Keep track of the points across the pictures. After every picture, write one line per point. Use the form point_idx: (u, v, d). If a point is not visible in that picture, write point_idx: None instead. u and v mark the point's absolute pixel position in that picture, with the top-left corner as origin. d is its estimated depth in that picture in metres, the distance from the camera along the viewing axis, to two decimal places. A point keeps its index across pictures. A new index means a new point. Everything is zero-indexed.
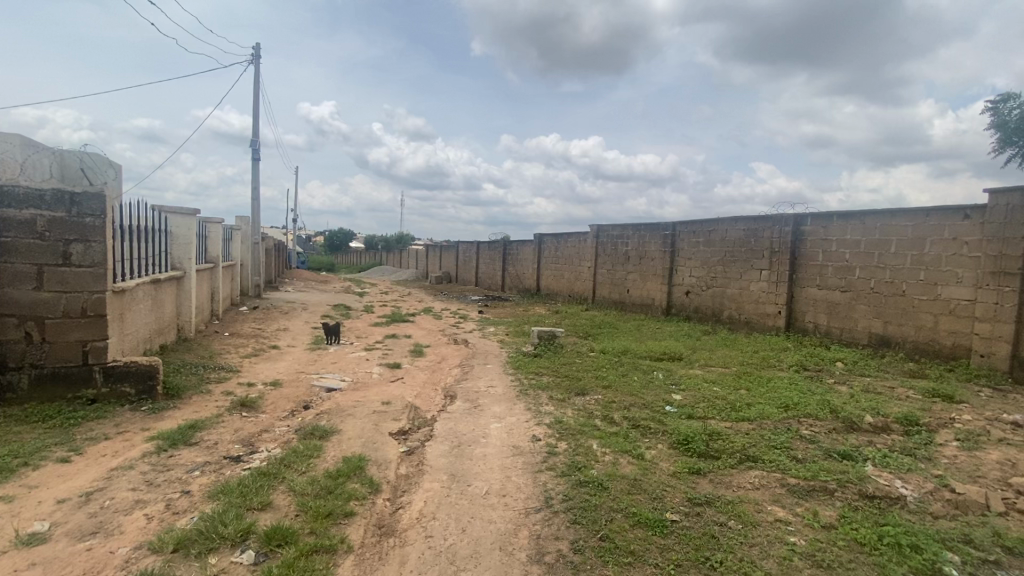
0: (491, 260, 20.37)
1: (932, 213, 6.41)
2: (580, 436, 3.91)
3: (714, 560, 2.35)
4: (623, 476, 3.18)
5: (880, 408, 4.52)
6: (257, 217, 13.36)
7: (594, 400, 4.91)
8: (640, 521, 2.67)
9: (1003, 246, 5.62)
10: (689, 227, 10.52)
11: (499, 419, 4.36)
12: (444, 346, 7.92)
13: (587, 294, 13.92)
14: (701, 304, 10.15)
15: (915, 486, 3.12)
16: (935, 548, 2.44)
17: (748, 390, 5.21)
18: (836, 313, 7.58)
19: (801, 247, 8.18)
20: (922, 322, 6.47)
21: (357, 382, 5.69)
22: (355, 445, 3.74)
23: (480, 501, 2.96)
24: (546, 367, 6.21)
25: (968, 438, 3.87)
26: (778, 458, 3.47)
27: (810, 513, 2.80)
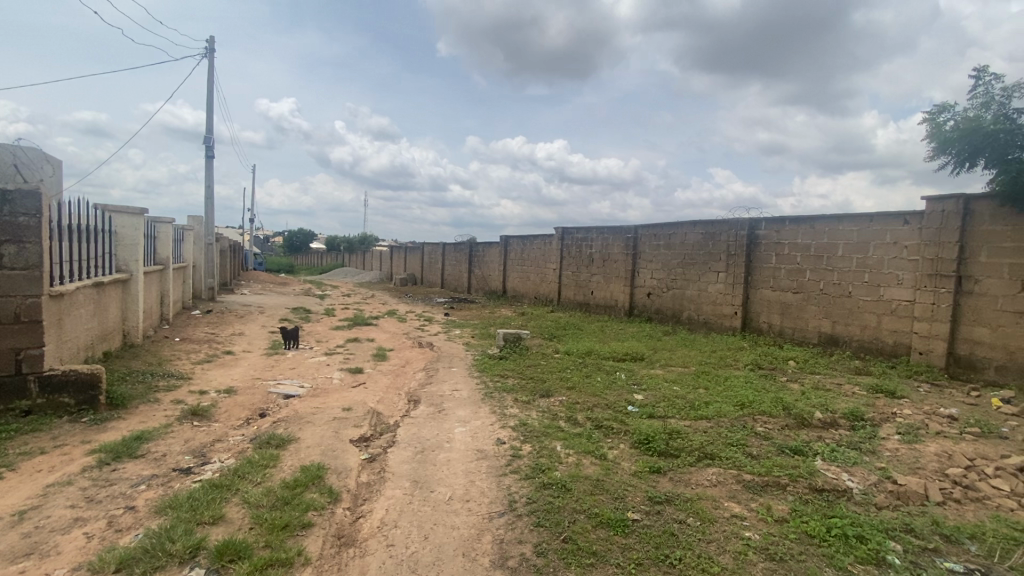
0: (457, 262, 20.24)
1: (875, 219, 6.77)
2: (545, 438, 3.92)
3: (673, 557, 2.40)
4: (586, 477, 3.21)
5: (828, 404, 4.73)
6: (211, 217, 12.82)
7: (559, 401, 4.95)
8: (602, 521, 2.70)
9: (939, 250, 5.99)
10: (650, 231, 10.75)
11: (463, 424, 4.32)
12: (408, 350, 7.80)
13: (552, 296, 14.02)
14: (662, 306, 10.39)
15: (861, 478, 3.28)
16: (878, 538, 2.57)
17: (706, 389, 5.36)
18: (789, 314, 7.91)
19: (755, 250, 8.50)
20: (867, 322, 6.83)
21: (317, 387, 5.53)
22: (314, 453, 3.63)
23: (443, 507, 2.92)
24: (511, 369, 6.21)
25: (908, 432, 4.11)
26: (735, 455, 3.58)
27: (764, 508, 2.90)
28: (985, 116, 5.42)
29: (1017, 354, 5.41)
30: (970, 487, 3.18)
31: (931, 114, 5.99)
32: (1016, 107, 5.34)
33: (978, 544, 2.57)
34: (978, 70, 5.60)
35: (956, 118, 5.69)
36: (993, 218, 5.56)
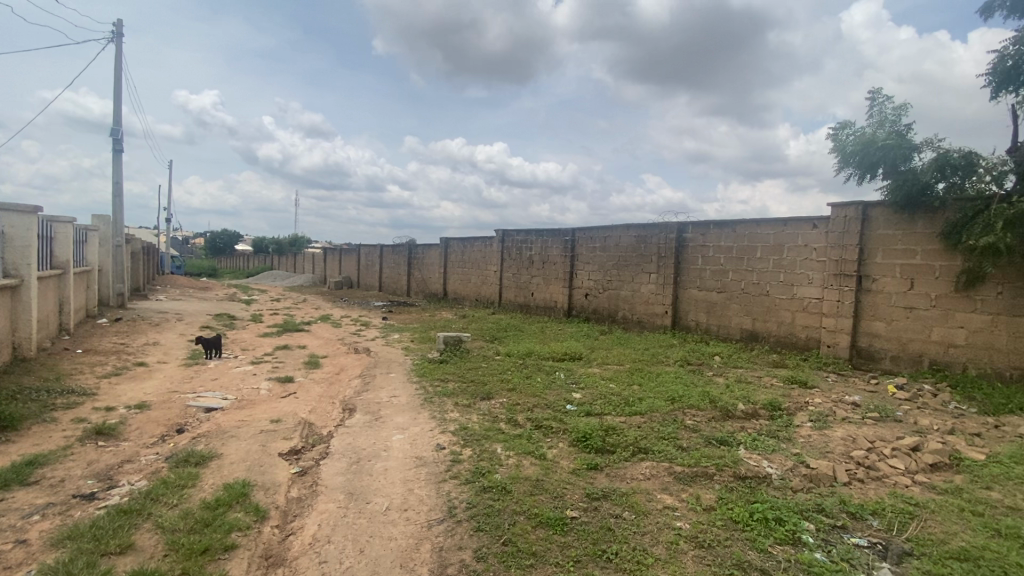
0: (395, 264, 19.80)
1: (789, 223, 7.33)
2: (485, 441, 3.91)
3: (610, 552, 2.46)
4: (526, 478, 3.23)
5: (750, 396, 5.06)
6: (119, 216, 11.73)
7: (499, 404, 4.95)
8: (542, 521, 2.73)
9: (842, 252, 6.58)
10: (587, 233, 11.03)
11: (401, 431, 4.21)
12: (342, 356, 7.51)
13: (493, 298, 14.03)
14: (599, 306, 10.68)
15: (779, 464, 3.52)
16: (794, 519, 2.77)
17: (640, 385, 5.57)
18: (714, 312, 8.39)
19: (683, 251, 8.94)
20: (782, 319, 7.37)
21: (242, 399, 5.19)
22: (238, 469, 3.41)
23: (380, 518, 2.83)
24: (451, 373, 6.14)
25: (819, 419, 4.47)
26: (667, 448, 3.74)
27: (694, 498, 3.04)
28: (880, 133, 6.02)
29: (908, 345, 6.05)
30: (871, 467, 3.51)
31: (835, 130, 6.57)
32: (905, 125, 5.97)
33: (878, 519, 2.84)
34: (873, 91, 6.21)
35: (856, 134, 6.28)
36: (887, 223, 6.19)
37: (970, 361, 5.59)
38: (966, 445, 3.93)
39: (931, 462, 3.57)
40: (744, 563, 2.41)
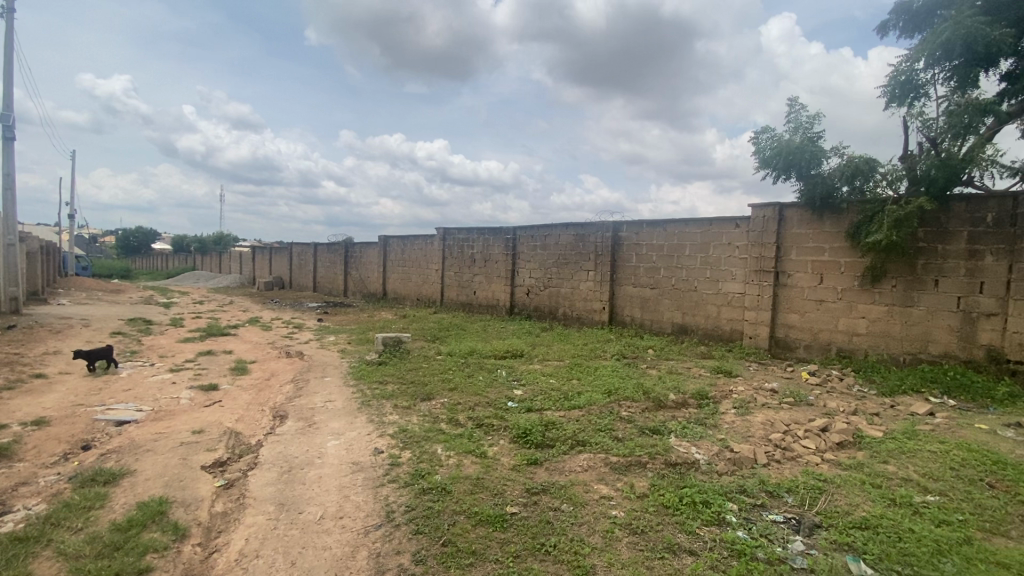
0: (331, 263, 19.07)
1: (714, 222, 7.76)
2: (425, 442, 3.86)
3: (549, 545, 2.51)
4: (466, 477, 3.21)
5: (680, 387, 5.33)
6: (10, 212, 10.50)
7: (440, 404, 4.90)
8: (481, 519, 2.73)
9: (762, 250, 7.07)
10: (527, 232, 11.14)
11: (336, 436, 4.07)
12: (273, 361, 7.13)
13: (435, 297, 13.86)
14: (540, 304, 10.82)
15: (706, 450, 3.73)
16: (719, 501, 2.95)
17: (578, 380, 5.72)
18: (647, 307, 8.75)
19: (619, 250, 9.24)
20: (709, 313, 7.81)
21: (159, 410, 4.81)
22: (155, 486, 3.16)
23: (313, 528, 2.72)
24: (391, 375, 6.00)
25: (742, 406, 4.78)
26: (603, 440, 3.86)
27: (628, 486, 3.16)
28: (795, 139, 6.50)
29: (819, 335, 6.60)
30: (787, 448, 3.80)
31: (756, 135, 7.03)
32: (815, 133, 6.48)
33: (792, 496, 3.09)
34: (789, 100, 6.70)
35: (774, 140, 6.75)
36: (800, 223, 6.72)
37: (870, 348, 6.18)
38: (867, 424, 4.35)
39: (838, 440, 3.91)
40: (674, 546, 2.53)
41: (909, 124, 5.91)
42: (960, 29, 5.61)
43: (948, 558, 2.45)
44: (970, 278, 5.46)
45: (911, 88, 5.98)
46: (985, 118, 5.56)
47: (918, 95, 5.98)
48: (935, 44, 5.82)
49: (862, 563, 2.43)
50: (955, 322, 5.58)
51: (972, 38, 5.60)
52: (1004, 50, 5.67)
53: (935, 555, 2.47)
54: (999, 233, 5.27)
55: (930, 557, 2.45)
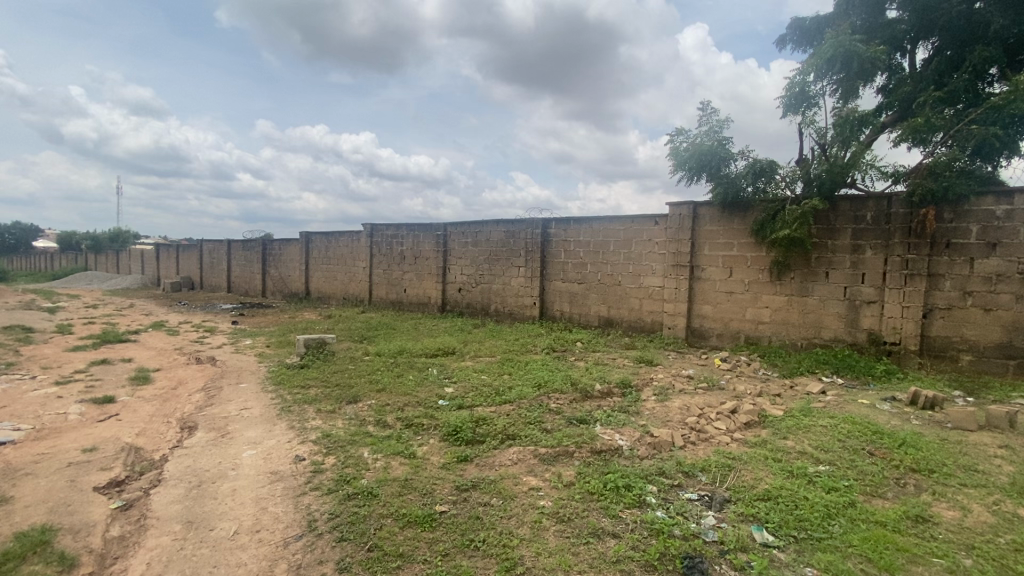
0: (247, 262, 17.87)
1: (636, 220, 8.12)
2: (351, 446, 3.73)
3: (478, 540, 2.52)
4: (394, 479, 3.15)
5: (606, 377, 5.55)
6: None
7: (367, 406, 4.76)
8: (409, 521, 2.69)
9: (678, 246, 7.51)
10: (458, 228, 11.06)
11: (253, 446, 3.84)
12: (181, 368, 6.58)
13: (363, 296, 13.40)
14: (472, 301, 10.80)
15: (629, 436, 3.91)
16: (640, 484, 3.11)
17: (510, 375, 5.78)
18: (576, 301, 9.01)
19: (549, 246, 9.42)
20: (632, 306, 8.19)
21: (41, 428, 4.27)
22: (36, 513, 2.82)
23: (226, 544, 2.55)
24: (314, 378, 5.73)
25: (662, 393, 5.06)
26: (532, 432, 3.94)
27: (556, 476, 3.24)
28: (706, 142, 6.94)
29: (729, 324, 7.12)
30: (702, 430, 4.07)
31: (672, 137, 7.43)
32: (723, 137, 6.96)
33: (705, 474, 3.32)
34: (700, 105, 7.14)
35: (688, 142, 7.17)
36: (712, 221, 7.20)
37: (773, 335, 6.76)
38: (770, 404, 4.76)
39: (745, 421, 4.25)
40: (598, 531, 2.63)
41: (803, 131, 6.50)
42: (842, 46, 6.24)
43: (835, 521, 2.75)
44: (854, 270, 6.11)
45: (805, 98, 6.58)
46: (865, 127, 6.23)
47: (810, 105, 6.59)
48: (822, 59, 6.43)
49: (765, 532, 2.67)
50: (842, 309, 6.23)
51: (852, 55, 6.24)
52: (878, 66, 6.38)
53: (825, 519, 2.76)
54: (877, 230, 5.94)
55: (821, 521, 2.73)
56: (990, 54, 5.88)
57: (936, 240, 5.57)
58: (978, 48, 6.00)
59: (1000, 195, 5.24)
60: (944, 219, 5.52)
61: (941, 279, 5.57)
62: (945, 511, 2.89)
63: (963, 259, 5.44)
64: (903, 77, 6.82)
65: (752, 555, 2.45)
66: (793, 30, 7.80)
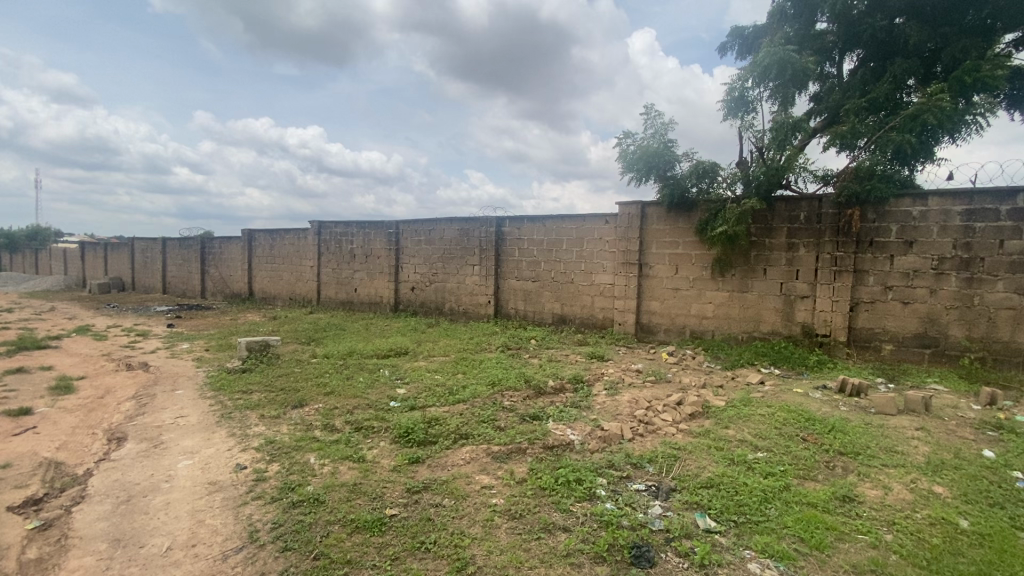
0: (185, 261, 16.88)
1: (587, 219, 8.26)
2: (296, 452, 3.60)
3: (428, 542, 2.49)
4: (342, 484, 3.07)
5: (559, 373, 5.63)
6: None
7: (314, 410, 4.61)
8: (358, 526, 2.62)
9: (628, 244, 7.71)
10: (410, 226, 10.88)
11: (190, 455, 3.63)
12: (109, 376, 6.13)
13: (311, 296, 12.95)
14: (425, 300, 10.66)
15: (581, 431, 3.98)
16: (591, 477, 3.17)
17: (464, 374, 5.76)
18: (530, 299, 9.08)
19: (502, 244, 9.43)
20: (585, 303, 8.34)
21: None
22: None
23: (158, 561, 2.41)
24: (257, 382, 5.48)
25: (612, 387, 5.19)
26: (485, 431, 3.93)
27: (508, 473, 3.26)
28: (653, 143, 7.15)
29: (676, 319, 7.38)
30: (649, 423, 4.20)
31: (621, 138, 7.61)
32: (669, 138, 7.19)
33: (652, 465, 3.43)
34: (647, 107, 7.34)
35: (636, 143, 7.36)
36: (659, 220, 7.43)
37: (716, 329, 7.07)
38: (713, 395, 4.97)
39: (690, 412, 4.42)
40: (549, 526, 2.66)
41: (743, 134, 6.82)
42: (777, 55, 6.58)
43: (772, 504, 2.90)
44: (789, 267, 6.48)
45: (743, 103, 6.90)
46: (799, 132, 6.60)
47: (748, 109, 6.92)
48: (759, 67, 6.77)
49: (707, 518, 2.79)
50: (779, 304, 6.59)
51: (786, 63, 6.60)
52: (810, 74, 6.77)
53: (762, 503, 2.91)
54: (810, 229, 6.32)
55: (758, 505, 2.88)
56: (908, 67, 6.35)
57: (861, 238, 5.99)
58: (897, 61, 6.47)
59: (916, 197, 5.69)
60: (868, 219, 5.94)
61: (865, 274, 6.00)
62: (869, 490, 3.12)
63: (885, 256, 5.88)
64: (831, 86, 7.28)
65: (695, 542, 2.55)
66: (733, 38, 8.17)
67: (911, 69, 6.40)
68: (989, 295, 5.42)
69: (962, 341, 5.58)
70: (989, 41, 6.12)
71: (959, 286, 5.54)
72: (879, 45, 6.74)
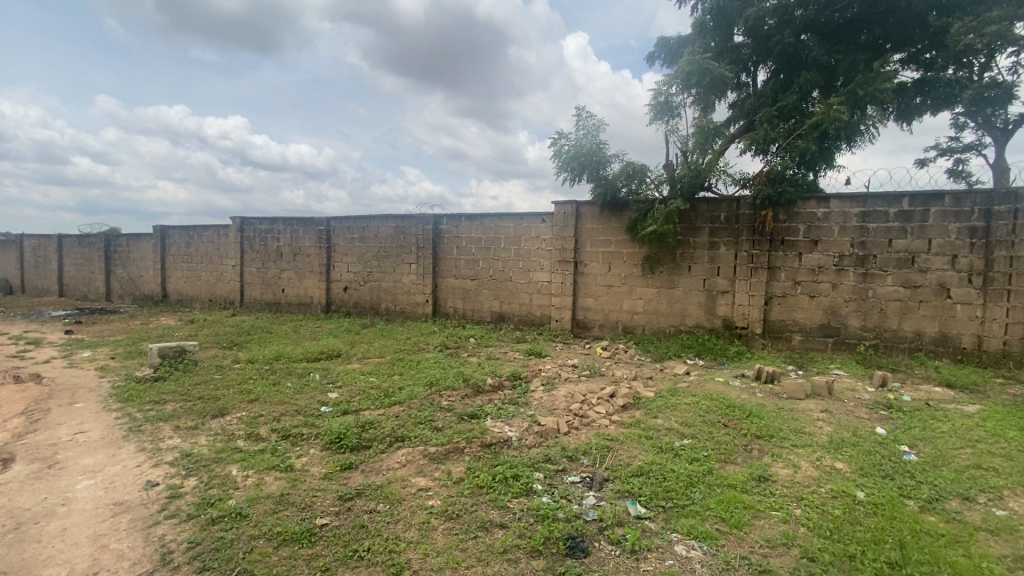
0: (86, 260, 15.31)
1: (525, 217, 8.34)
2: (215, 465, 3.37)
3: (362, 550, 2.42)
4: (268, 496, 2.91)
5: (497, 370, 5.65)
6: None
7: (237, 419, 4.34)
8: (285, 539, 2.50)
9: (563, 243, 7.87)
10: (343, 224, 10.49)
11: (92, 474, 3.30)
12: None
13: (234, 297, 12.16)
14: (360, 300, 10.33)
15: (518, 428, 4.01)
16: (528, 472, 3.21)
17: (400, 375, 5.64)
18: (468, 298, 9.05)
19: (439, 243, 9.31)
20: (523, 300, 8.43)
21: None
22: None
23: None
24: (172, 391, 5.08)
25: (549, 382, 5.29)
26: (422, 432, 3.87)
27: (445, 474, 3.23)
28: (586, 143, 7.33)
29: (609, 315, 7.63)
30: (584, 416, 4.32)
31: (555, 138, 7.74)
32: (600, 139, 7.40)
33: (587, 457, 3.54)
34: (579, 107, 7.52)
35: (570, 143, 7.52)
36: (592, 219, 7.65)
37: (646, 324, 7.39)
38: (644, 387, 5.19)
39: (622, 404, 4.59)
40: (486, 523, 2.67)
41: (669, 138, 7.16)
42: (698, 64, 6.96)
43: (697, 487, 3.08)
44: (711, 264, 6.88)
45: (669, 107, 7.24)
46: (718, 137, 7.01)
47: (673, 114, 7.27)
48: (682, 74, 7.12)
49: (638, 505, 2.91)
50: (702, 299, 6.99)
51: (706, 72, 6.99)
52: (728, 83, 7.22)
53: (688, 487, 3.09)
54: (729, 229, 6.75)
55: (684, 489, 3.05)
56: (811, 79, 6.94)
57: (773, 237, 6.49)
58: (802, 74, 7.05)
59: (820, 200, 6.23)
60: (780, 220, 6.44)
61: (778, 270, 6.50)
62: (781, 469, 3.38)
63: (794, 254, 6.40)
64: (747, 95, 7.80)
65: (626, 529, 2.65)
66: (659, 47, 8.56)
67: (815, 82, 6.98)
68: (880, 288, 6.04)
69: (858, 330, 6.18)
70: (879, 58, 6.78)
71: (856, 281, 6.14)
72: (787, 59, 7.31)
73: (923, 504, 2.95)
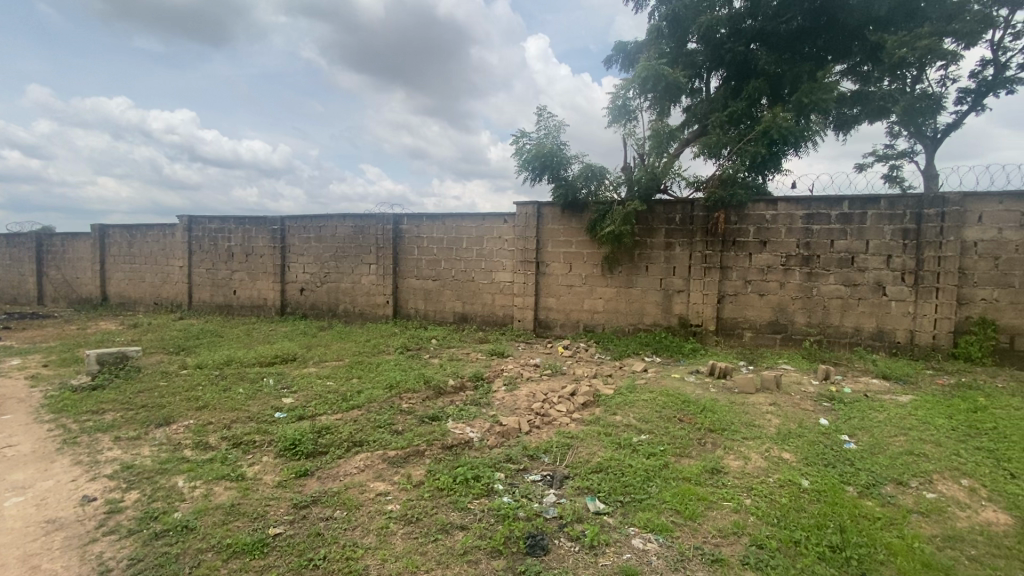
0: (14, 261, 14.23)
1: (487, 218, 8.34)
2: (160, 477, 3.20)
3: (318, 558, 2.36)
4: (217, 507, 2.80)
5: (458, 371, 5.62)
6: None
7: (185, 427, 4.14)
8: (236, 550, 2.41)
9: (525, 243, 7.91)
10: (298, 223, 10.19)
11: (21, 491, 3.07)
12: None
13: (182, 300, 11.59)
14: (316, 302, 10.05)
15: (480, 428, 4.01)
16: (489, 473, 3.21)
17: (359, 378, 5.53)
18: (430, 298, 8.96)
19: (400, 243, 9.18)
20: (485, 301, 8.42)
21: None
22: None
23: None
24: (112, 400, 4.79)
25: (510, 382, 5.30)
26: (382, 436, 3.81)
27: (405, 478, 3.19)
28: (546, 143, 7.38)
29: (571, 315, 7.73)
30: (545, 414, 4.36)
31: (517, 138, 7.77)
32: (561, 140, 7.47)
33: (548, 455, 3.57)
34: (540, 108, 7.58)
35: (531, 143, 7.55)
36: (554, 220, 7.73)
37: (606, 323, 7.52)
38: (604, 385, 5.28)
39: (582, 402, 4.66)
40: (446, 526, 2.65)
41: (627, 141, 7.31)
42: (654, 69, 7.15)
43: (653, 481, 3.17)
44: (668, 264, 7.08)
45: (627, 110, 7.39)
46: (674, 140, 7.21)
47: (631, 118, 7.44)
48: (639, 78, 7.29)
49: (597, 501, 2.96)
50: (659, 298, 7.18)
51: (662, 77, 7.18)
52: (682, 88, 7.44)
53: (645, 481, 3.17)
54: (685, 230, 6.97)
55: (642, 484, 3.12)
56: (760, 87, 7.25)
57: (726, 238, 6.74)
58: (752, 81, 7.35)
59: (768, 202, 6.51)
60: (732, 221, 6.69)
61: (730, 270, 6.76)
62: (733, 461, 3.52)
63: (745, 254, 6.67)
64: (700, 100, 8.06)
65: (585, 525, 2.70)
66: (617, 52, 8.73)
67: (764, 89, 7.29)
68: (823, 287, 6.37)
69: (804, 327, 6.50)
70: (821, 69, 7.16)
71: (802, 280, 6.46)
72: (737, 66, 7.61)
73: (861, 489, 3.13)
